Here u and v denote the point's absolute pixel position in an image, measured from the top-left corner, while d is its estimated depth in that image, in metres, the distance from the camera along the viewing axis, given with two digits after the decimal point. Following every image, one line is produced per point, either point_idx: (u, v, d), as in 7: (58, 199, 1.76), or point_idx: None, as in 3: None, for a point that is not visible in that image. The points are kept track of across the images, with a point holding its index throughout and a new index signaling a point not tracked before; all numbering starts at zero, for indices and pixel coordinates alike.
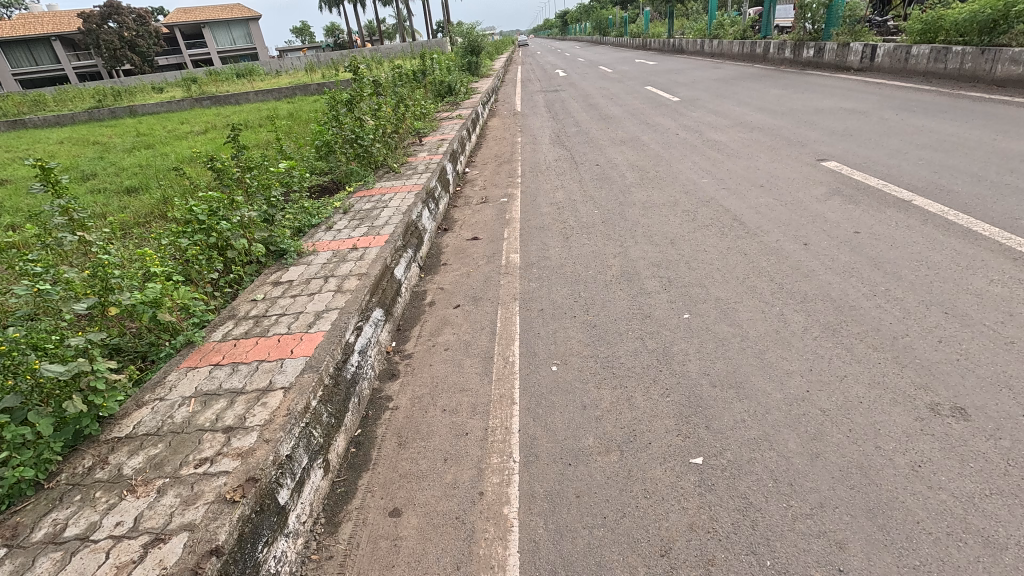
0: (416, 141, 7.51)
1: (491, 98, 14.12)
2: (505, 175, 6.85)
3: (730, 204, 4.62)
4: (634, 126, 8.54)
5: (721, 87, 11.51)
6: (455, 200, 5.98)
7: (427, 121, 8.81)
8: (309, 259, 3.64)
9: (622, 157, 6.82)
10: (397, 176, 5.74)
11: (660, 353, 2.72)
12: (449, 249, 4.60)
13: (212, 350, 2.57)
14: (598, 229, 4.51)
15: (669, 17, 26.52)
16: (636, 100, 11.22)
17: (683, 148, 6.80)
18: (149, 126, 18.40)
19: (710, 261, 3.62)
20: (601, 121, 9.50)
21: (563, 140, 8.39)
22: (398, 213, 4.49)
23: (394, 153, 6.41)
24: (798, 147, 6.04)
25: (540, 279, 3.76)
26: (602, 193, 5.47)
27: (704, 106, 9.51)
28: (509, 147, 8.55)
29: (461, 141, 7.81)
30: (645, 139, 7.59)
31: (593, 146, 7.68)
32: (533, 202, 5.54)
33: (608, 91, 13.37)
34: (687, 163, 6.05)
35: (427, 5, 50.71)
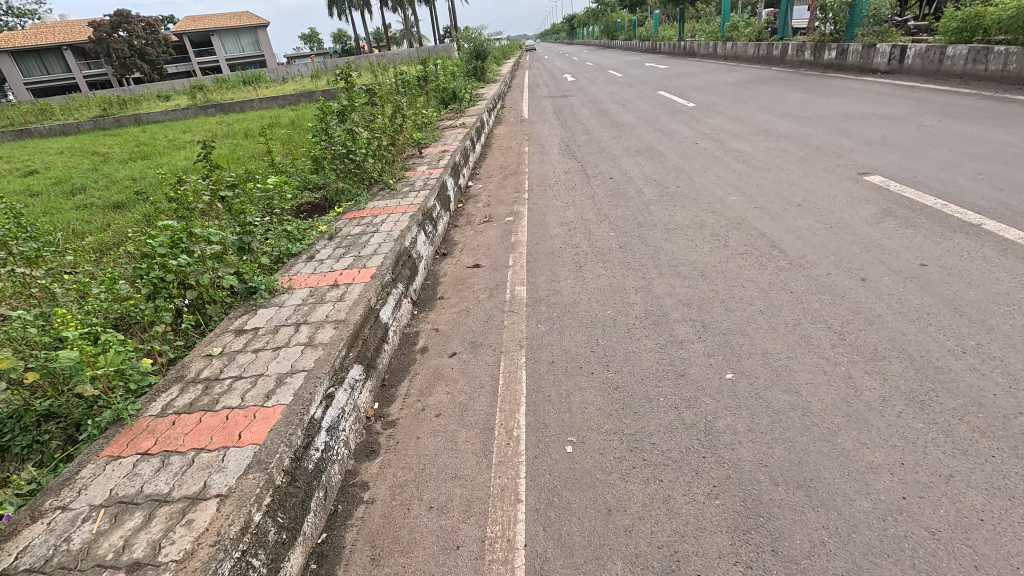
0: (416, 152, 7.03)
1: (497, 105, 13.66)
2: (510, 189, 6.34)
3: (765, 226, 4.08)
4: (648, 134, 8.02)
5: (739, 91, 10.95)
6: (457, 219, 5.48)
7: (429, 131, 8.31)
8: (282, 298, 3.14)
9: (638, 169, 6.29)
10: (392, 194, 5.25)
11: (700, 429, 2.19)
12: (448, 279, 4.09)
13: (145, 432, 2.07)
14: (615, 256, 3.99)
15: (679, 20, 25.95)
16: (649, 106, 10.68)
17: (705, 158, 6.26)
18: (152, 135, 18.20)
19: (750, 300, 3.08)
20: (613, 129, 8.97)
21: (573, 150, 7.88)
22: (389, 238, 3.98)
23: (390, 167, 5.93)
24: (833, 158, 5.47)
25: (550, 321, 3.23)
26: (617, 212, 4.94)
27: (723, 111, 8.95)
28: (516, 158, 8.05)
29: (464, 152, 7.33)
30: (662, 149, 7.05)
31: (605, 156, 7.16)
32: (542, 222, 5.03)
33: (619, 96, 12.87)
34: (710, 177, 5.51)
35: (434, 10, 50.47)
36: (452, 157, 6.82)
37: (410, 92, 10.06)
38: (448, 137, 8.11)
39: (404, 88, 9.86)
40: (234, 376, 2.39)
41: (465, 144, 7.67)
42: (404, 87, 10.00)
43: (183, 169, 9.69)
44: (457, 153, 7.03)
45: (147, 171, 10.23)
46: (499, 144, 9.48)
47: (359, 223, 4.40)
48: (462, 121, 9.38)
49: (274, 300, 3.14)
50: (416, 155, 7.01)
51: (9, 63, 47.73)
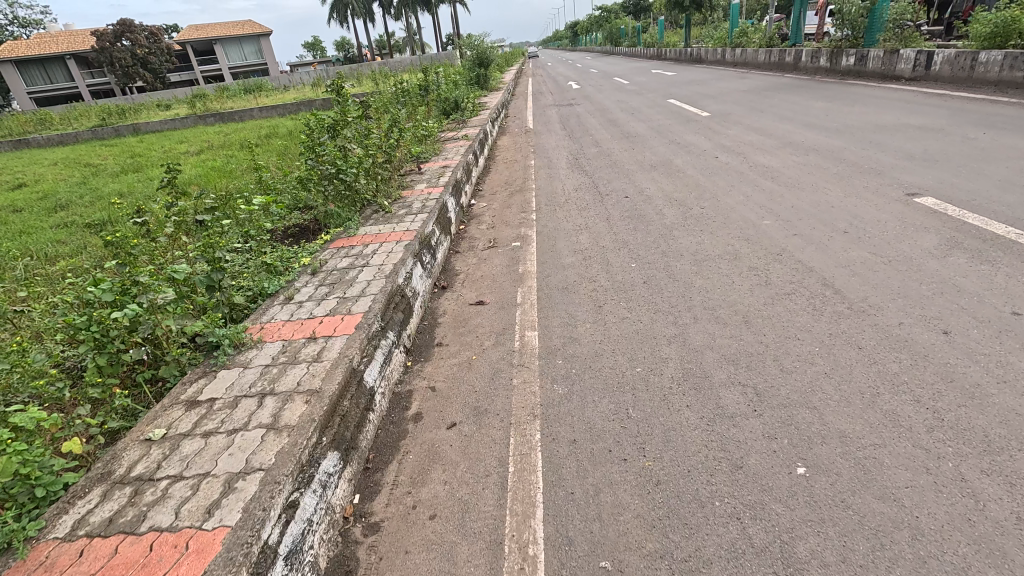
0: (413, 168, 6.54)
1: (501, 114, 13.24)
2: (517, 209, 5.86)
3: (810, 258, 3.57)
4: (663, 146, 7.54)
5: (754, 99, 10.46)
6: (458, 244, 4.98)
7: (429, 144, 7.83)
8: (249, 356, 2.63)
9: (655, 187, 5.78)
10: (387, 218, 4.75)
11: (776, 556, 1.66)
12: (448, 320, 3.58)
13: (41, 569, 1.56)
14: (639, 294, 3.48)
15: (685, 26, 25.50)
16: (660, 116, 10.18)
17: (728, 175, 5.76)
18: (149, 146, 17.86)
19: (810, 357, 2.56)
20: (624, 140, 8.47)
21: (582, 164, 7.39)
22: (380, 274, 3.47)
23: (386, 186, 5.44)
24: (874, 175, 4.96)
25: (569, 380, 2.71)
26: (637, 238, 4.43)
27: (741, 121, 8.46)
28: (521, 173, 7.54)
29: (467, 168, 6.85)
30: (679, 164, 6.55)
31: (618, 171, 6.66)
32: (554, 248, 4.52)
33: (628, 105, 12.41)
34: (737, 197, 4.99)
35: (437, 18, 50.23)
36: (453, 173, 6.32)
37: (410, 102, 9.62)
38: (448, 151, 7.62)
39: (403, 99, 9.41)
40: (173, 475, 1.88)
41: (468, 158, 7.18)
42: (403, 98, 9.56)
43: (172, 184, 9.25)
44: (459, 168, 6.53)
45: (135, 186, 9.79)
46: (503, 157, 8.99)
47: (347, 254, 3.89)
48: (464, 133, 8.90)
49: (239, 358, 2.63)
50: (414, 171, 6.52)
51: (14, 73, 47.84)
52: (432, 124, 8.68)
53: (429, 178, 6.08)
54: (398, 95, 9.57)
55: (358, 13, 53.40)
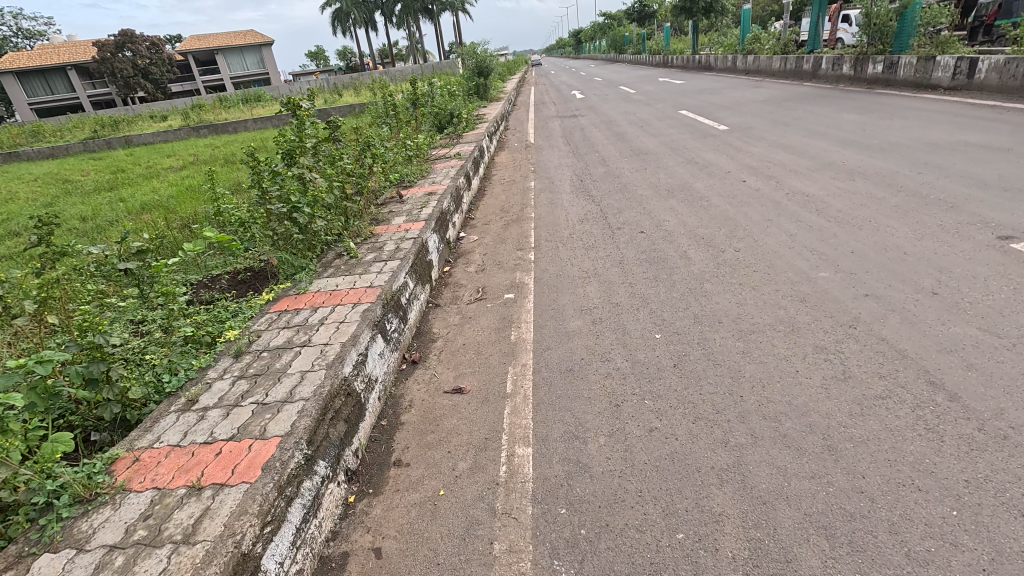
0: (394, 195, 5.69)
1: (500, 126, 12.46)
2: (512, 245, 4.99)
3: (897, 335, 2.67)
4: (679, 166, 6.68)
5: (775, 111, 9.61)
6: (438, 296, 4.12)
7: (415, 164, 6.98)
8: (95, 525, 1.75)
9: (675, 219, 4.91)
10: (352, 264, 3.89)
11: None
12: (414, 419, 2.69)
13: None
14: (669, 386, 2.59)
15: (693, 32, 24.68)
16: (672, 129, 9.33)
17: (761, 204, 4.89)
18: (137, 159, 17.19)
19: (949, 531, 1.66)
20: (634, 158, 7.61)
21: (587, 188, 6.53)
22: (322, 361, 2.59)
23: (357, 222, 4.57)
24: (944, 209, 4.07)
25: (575, 553, 1.82)
26: (659, 294, 3.55)
27: (765, 136, 7.60)
28: (519, 197, 6.69)
29: (457, 193, 5.99)
30: (700, 189, 5.67)
31: (629, 198, 5.79)
32: (555, 305, 3.65)
33: (636, 117, 11.59)
34: (778, 237, 4.11)
35: (439, 27, 49.75)
36: (439, 200, 5.47)
37: (398, 115, 8.78)
38: (437, 172, 6.78)
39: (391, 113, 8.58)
40: None
41: (458, 180, 6.32)
42: (391, 112, 8.73)
43: (140, 208, 8.49)
44: (447, 195, 5.67)
45: (102, 210, 9.03)
46: (500, 177, 8.14)
47: (289, 324, 3.02)
48: (457, 150, 8.07)
49: (76, 529, 1.74)
50: (395, 198, 5.66)
51: (15, 84, 47.69)
52: (421, 141, 7.83)
53: (410, 209, 5.23)
54: (384, 109, 8.74)
55: (359, 23, 52.99)
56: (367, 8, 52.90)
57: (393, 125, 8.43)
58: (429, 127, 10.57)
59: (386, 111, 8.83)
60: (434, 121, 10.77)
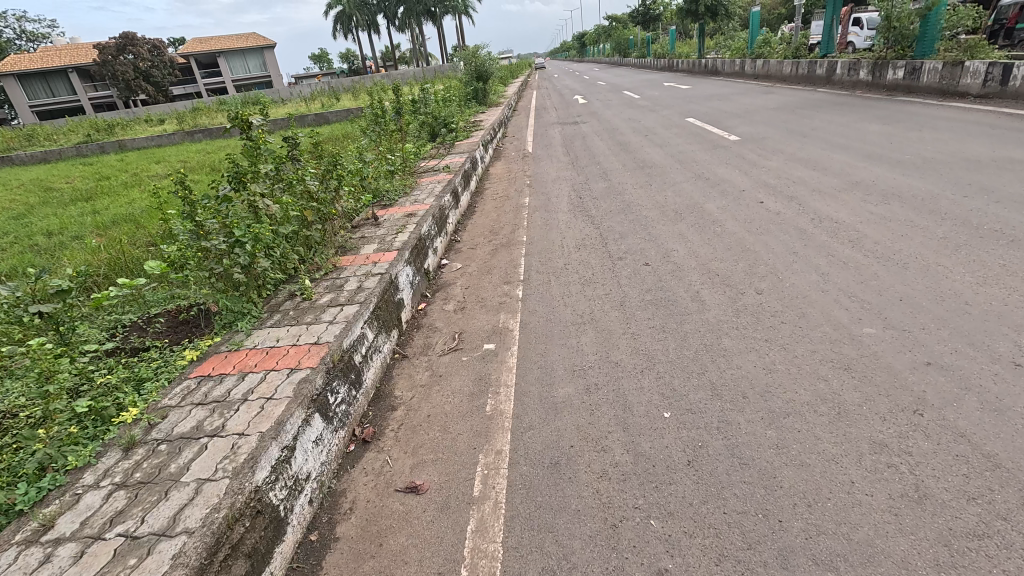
0: (367, 218, 5.09)
1: (497, 134, 11.88)
2: (499, 277, 4.40)
3: (979, 428, 2.06)
4: (687, 183, 6.08)
5: (790, 119, 9.01)
6: (406, 344, 3.52)
7: (398, 180, 6.36)
8: None
9: (685, 248, 4.30)
10: (303, 307, 3.30)
11: None
12: (352, 532, 2.09)
13: None
14: (682, 498, 1.98)
15: (699, 36, 24.10)
16: (679, 139, 8.74)
17: (783, 232, 4.29)
18: (125, 165, 16.69)
19: None
20: (638, 172, 7.00)
21: (586, 206, 5.93)
22: (230, 464, 1.98)
23: (318, 254, 3.97)
24: (1005, 243, 3.46)
25: None
26: (668, 352, 2.94)
27: (781, 149, 7.00)
28: (512, 216, 6.10)
29: (441, 214, 5.40)
30: (712, 211, 5.07)
31: (631, 220, 5.19)
32: (542, 362, 3.04)
33: (640, 124, 11.01)
34: (807, 275, 3.50)
35: (442, 30, 49.35)
36: (417, 223, 4.85)
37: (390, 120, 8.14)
38: (421, 189, 6.18)
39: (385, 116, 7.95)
40: None
41: (443, 198, 5.70)
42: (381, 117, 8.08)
43: (109, 223, 7.95)
44: (429, 217, 5.05)
45: (71, 224, 8.48)
46: (493, 191, 7.55)
47: (205, 398, 2.42)
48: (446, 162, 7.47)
49: None
50: (368, 222, 5.07)
51: (16, 86, 47.51)
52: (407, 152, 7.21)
53: (384, 235, 4.62)
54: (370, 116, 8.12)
55: (361, 26, 52.69)
56: (369, 11, 52.58)
57: (378, 139, 7.84)
58: (421, 136, 9.97)
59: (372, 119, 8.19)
60: (428, 131, 10.19)
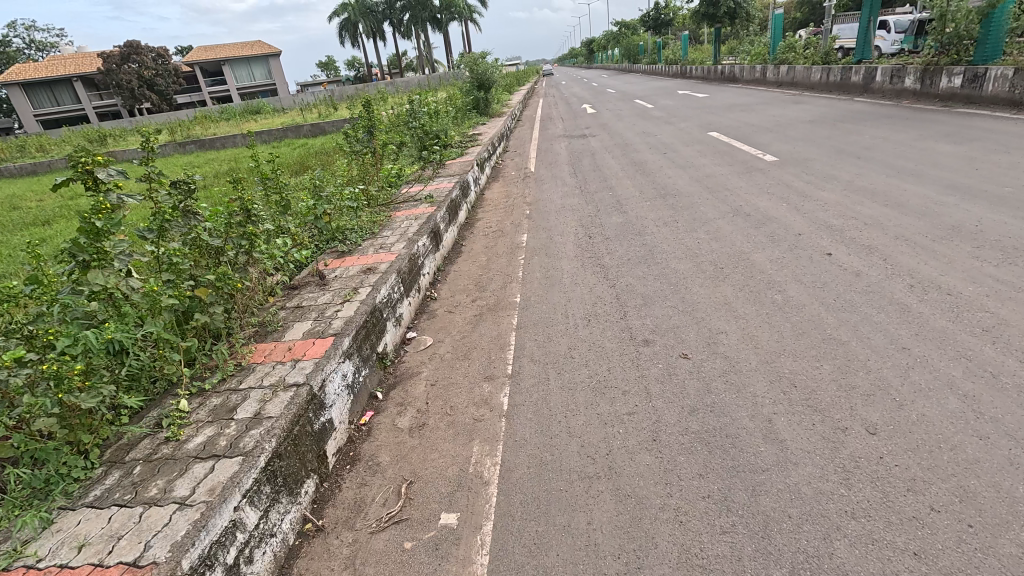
0: (311, 276, 3.91)
1: (497, 149, 10.74)
2: (480, 365, 3.22)
3: None
4: (724, 222, 4.90)
5: (833, 135, 7.79)
6: (327, 500, 2.33)
7: (365, 216, 5.18)
8: None
9: (736, 331, 3.10)
10: (155, 461, 2.11)
11: None
12: None
13: None
14: None
15: (715, 41, 22.85)
16: (704, 159, 7.55)
17: (874, 308, 3.08)
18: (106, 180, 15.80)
19: None
20: (659, 203, 5.81)
21: (597, 251, 4.75)
22: None
23: (215, 354, 2.76)
24: None
25: None
26: (741, 568, 1.72)
27: (833, 175, 5.79)
28: (505, 262, 4.89)
29: (413, 266, 4.23)
30: (763, 266, 3.86)
31: (657, 277, 4.00)
32: (530, 573, 1.84)
33: (656, 139, 9.84)
34: (942, 400, 2.28)
35: (447, 36, 48.43)
36: (374, 283, 3.66)
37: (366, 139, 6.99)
38: (392, 228, 4.99)
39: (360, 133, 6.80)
40: None
41: (416, 241, 4.50)
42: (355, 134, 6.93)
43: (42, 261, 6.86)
44: (393, 272, 3.86)
45: None
46: (484, 223, 6.36)
47: None
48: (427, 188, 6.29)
49: None
50: (311, 281, 3.89)
51: (21, 96, 47.38)
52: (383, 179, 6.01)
53: (326, 305, 3.43)
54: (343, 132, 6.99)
55: (367, 33, 52.07)
56: (375, 18, 51.88)
57: (350, 163, 6.69)
58: (408, 153, 8.84)
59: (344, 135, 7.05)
60: (417, 148, 9.05)
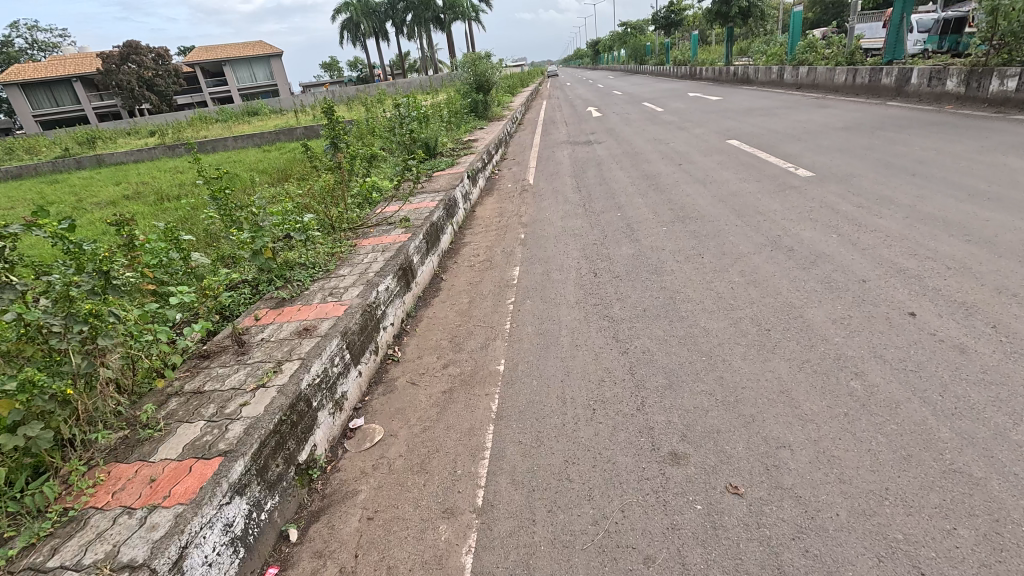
0: (229, 340, 2.98)
1: (494, 158, 9.84)
2: (440, 486, 2.29)
3: None
4: (760, 258, 3.97)
5: (874, 145, 6.84)
6: None
7: (321, 250, 4.28)
8: None
9: (805, 444, 2.15)
10: None
11: None
12: None
13: None
14: None
15: (727, 41, 21.85)
16: (726, 172, 6.62)
17: (1005, 412, 2.14)
18: (86, 186, 15.02)
19: None
20: (679, 230, 4.87)
21: (604, 296, 3.81)
22: None
23: (30, 497, 1.86)
24: None
25: None
26: None
27: (888, 197, 4.84)
28: (489, 309, 3.95)
29: (369, 321, 3.31)
30: (825, 330, 2.92)
31: (684, 342, 3.06)
32: None
33: (669, 148, 8.91)
34: None
35: (450, 37, 47.54)
36: (305, 356, 2.73)
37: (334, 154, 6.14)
38: (353, 265, 4.06)
39: (326, 146, 5.95)
40: None
41: (377, 287, 3.56)
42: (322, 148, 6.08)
43: None
44: (335, 337, 2.92)
45: None
46: (470, 250, 5.44)
47: None
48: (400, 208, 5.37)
49: None
50: (229, 347, 2.97)
51: (21, 97, 46.93)
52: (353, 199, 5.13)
53: (233, 392, 2.50)
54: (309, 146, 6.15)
55: (369, 33, 51.38)
56: (377, 18, 51.10)
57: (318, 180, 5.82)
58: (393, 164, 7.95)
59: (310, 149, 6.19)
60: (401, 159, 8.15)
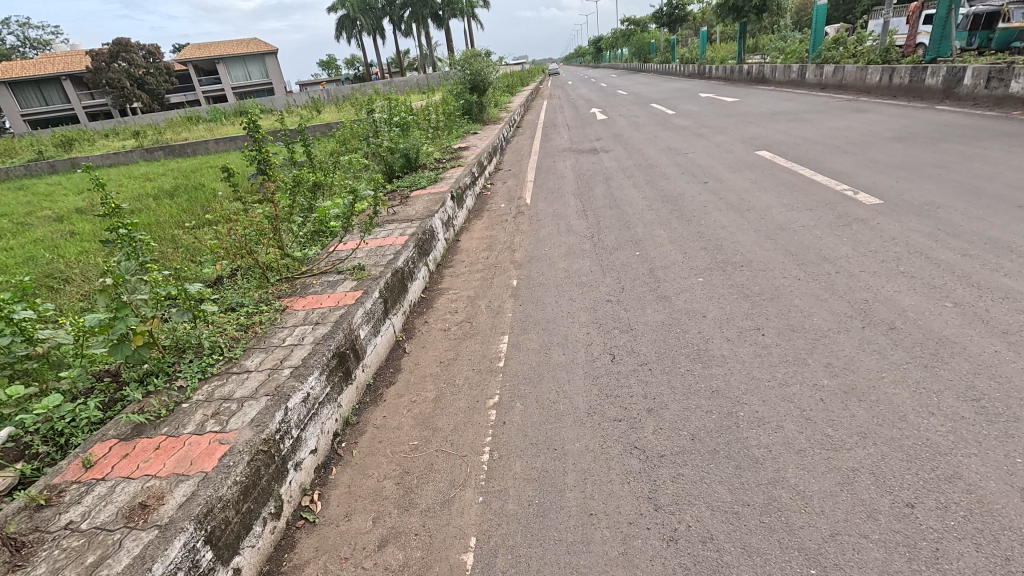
0: (8, 530, 1.79)
1: (485, 170, 8.64)
2: None
3: None
4: (850, 345, 2.78)
5: (943, 161, 5.63)
6: None
7: (231, 326, 3.09)
8: None
9: None
10: None
11: None
12: None
13: None
14: None
15: (739, 38, 20.63)
16: (766, 195, 5.42)
17: None
18: (48, 195, 13.84)
19: None
20: (719, 286, 3.67)
21: (627, 404, 2.61)
22: None
23: None
24: None
25: None
26: None
27: (1000, 240, 3.64)
28: (461, 416, 2.75)
29: (264, 469, 2.11)
30: (1017, 521, 1.70)
31: (768, 524, 1.86)
32: None
33: (688, 160, 7.71)
34: None
35: (450, 33, 46.10)
36: None
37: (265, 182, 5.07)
38: (268, 351, 2.86)
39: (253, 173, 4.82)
40: None
41: (287, 401, 2.36)
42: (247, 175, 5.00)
43: None
44: (183, 530, 1.71)
45: None
46: (445, 302, 4.25)
47: None
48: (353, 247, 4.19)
49: None
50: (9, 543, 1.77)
51: (8, 96, 45.73)
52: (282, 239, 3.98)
53: None
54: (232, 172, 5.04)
55: (366, 30, 50.23)
56: (374, 15, 49.87)
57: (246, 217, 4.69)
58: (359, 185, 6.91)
59: (233, 175, 5.06)
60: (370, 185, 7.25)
